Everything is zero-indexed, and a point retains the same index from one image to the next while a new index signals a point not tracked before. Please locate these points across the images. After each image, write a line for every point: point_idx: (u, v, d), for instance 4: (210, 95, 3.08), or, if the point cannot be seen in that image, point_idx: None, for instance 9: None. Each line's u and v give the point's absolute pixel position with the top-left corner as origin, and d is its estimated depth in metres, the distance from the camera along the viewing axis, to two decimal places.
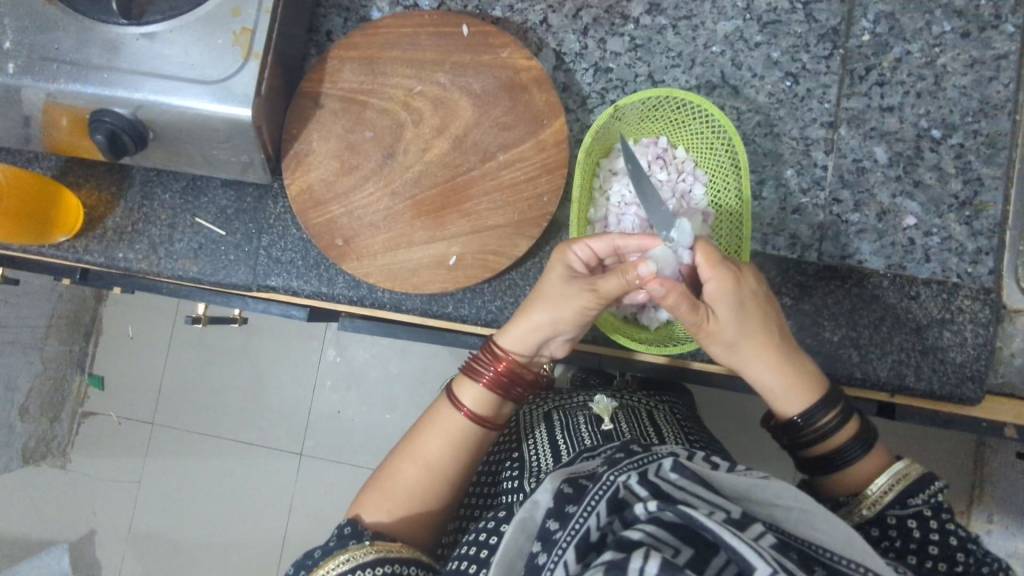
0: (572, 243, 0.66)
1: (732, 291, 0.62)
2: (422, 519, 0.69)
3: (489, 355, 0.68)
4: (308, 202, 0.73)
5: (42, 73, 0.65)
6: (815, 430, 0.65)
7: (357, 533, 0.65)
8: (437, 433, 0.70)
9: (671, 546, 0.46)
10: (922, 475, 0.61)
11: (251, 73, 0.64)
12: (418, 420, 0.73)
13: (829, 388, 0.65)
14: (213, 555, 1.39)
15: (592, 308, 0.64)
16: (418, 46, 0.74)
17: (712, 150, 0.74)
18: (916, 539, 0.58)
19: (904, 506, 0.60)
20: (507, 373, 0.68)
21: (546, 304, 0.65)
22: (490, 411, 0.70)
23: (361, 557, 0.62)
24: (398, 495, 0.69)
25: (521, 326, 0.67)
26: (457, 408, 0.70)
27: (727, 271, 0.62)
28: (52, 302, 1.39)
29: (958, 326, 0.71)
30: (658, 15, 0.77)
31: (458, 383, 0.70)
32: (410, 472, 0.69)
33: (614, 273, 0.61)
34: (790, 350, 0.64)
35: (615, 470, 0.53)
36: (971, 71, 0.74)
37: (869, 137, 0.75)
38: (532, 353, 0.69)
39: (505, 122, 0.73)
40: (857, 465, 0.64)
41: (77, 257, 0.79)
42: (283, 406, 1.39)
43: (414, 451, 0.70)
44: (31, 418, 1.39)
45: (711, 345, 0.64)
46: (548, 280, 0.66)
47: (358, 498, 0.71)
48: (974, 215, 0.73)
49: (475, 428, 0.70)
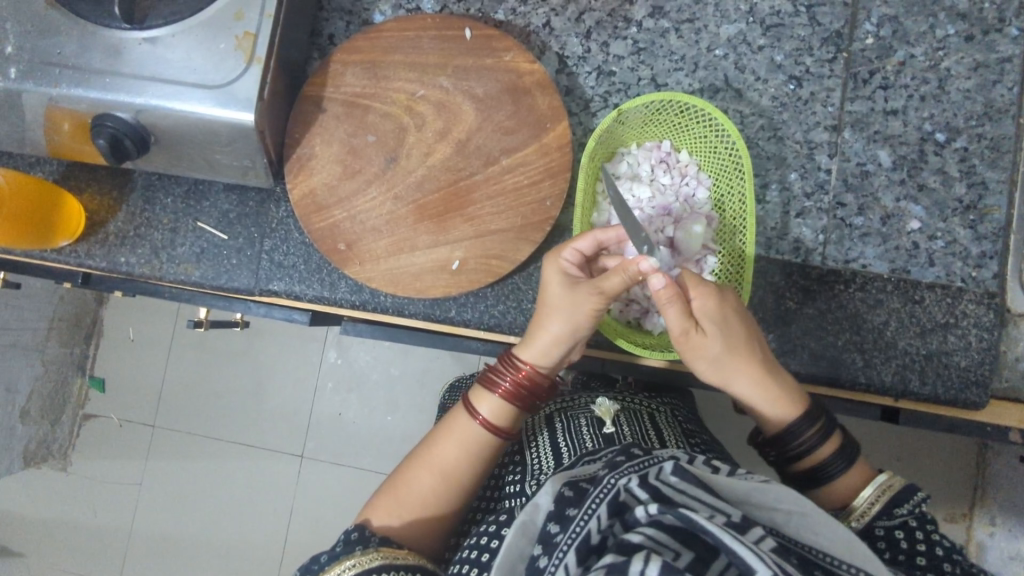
0: (559, 249, 0.67)
1: (715, 310, 0.62)
2: (433, 526, 0.69)
3: (510, 366, 0.68)
4: (311, 207, 0.73)
5: (44, 78, 0.65)
6: (801, 445, 0.65)
7: (364, 539, 0.64)
8: (454, 441, 0.70)
9: (672, 549, 0.46)
10: (906, 484, 0.61)
11: (254, 78, 0.64)
12: (435, 427, 0.72)
13: (810, 403, 0.65)
14: (215, 557, 1.38)
15: (601, 310, 0.64)
16: (420, 49, 0.74)
17: (715, 154, 0.74)
18: (904, 550, 0.58)
19: (890, 516, 0.60)
20: (525, 383, 0.68)
21: (556, 313, 0.66)
22: (508, 420, 0.70)
23: (368, 563, 0.62)
24: (411, 502, 0.68)
25: (543, 337, 0.67)
26: (472, 418, 0.70)
27: (709, 290, 0.62)
28: (53, 304, 1.39)
29: (962, 330, 0.71)
30: (660, 18, 0.77)
31: (476, 394, 0.70)
32: (424, 479, 0.69)
33: (615, 272, 0.62)
34: (773, 368, 0.65)
35: (616, 474, 0.53)
36: (974, 74, 0.74)
37: (872, 140, 0.75)
38: (554, 363, 0.69)
39: (507, 125, 0.72)
40: (840, 478, 0.64)
41: (78, 262, 0.78)
42: (285, 409, 1.39)
43: (429, 459, 0.70)
44: (30, 420, 1.39)
45: (695, 360, 0.64)
46: (551, 290, 0.66)
47: (370, 502, 0.70)
48: (978, 219, 0.73)
49: (491, 437, 0.70)
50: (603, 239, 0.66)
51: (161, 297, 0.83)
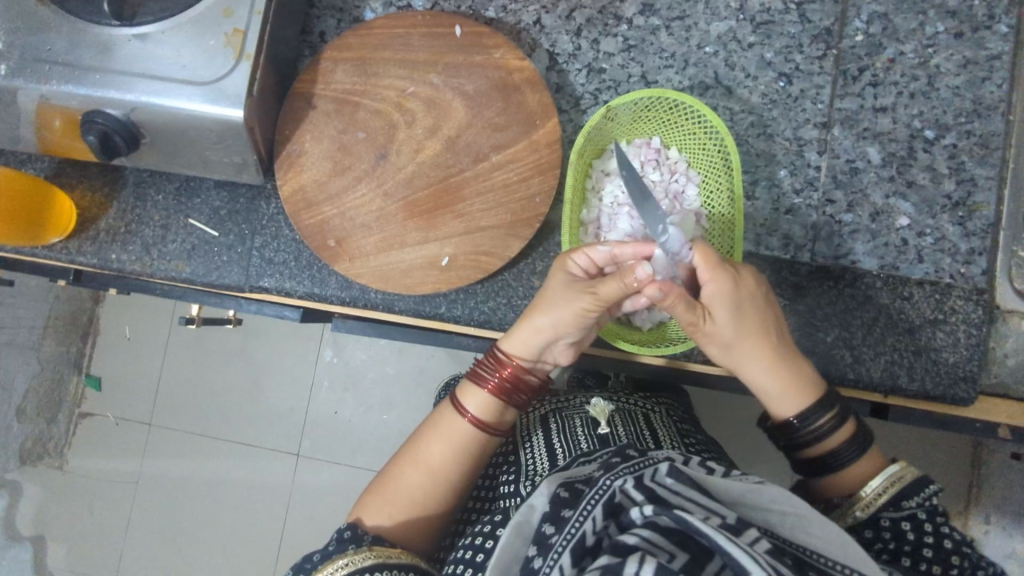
0: (571, 252, 0.67)
1: (730, 293, 0.63)
2: (422, 525, 0.69)
3: (493, 360, 0.69)
4: (301, 203, 0.73)
5: (33, 74, 0.65)
6: (810, 432, 0.65)
7: (357, 538, 0.65)
8: (440, 438, 0.70)
9: (666, 551, 0.46)
10: (917, 477, 0.61)
11: (242, 74, 0.65)
12: (423, 424, 0.72)
13: (826, 390, 0.66)
14: (210, 554, 1.39)
15: (591, 311, 0.65)
16: (411, 46, 0.74)
17: (704, 151, 0.74)
18: (910, 542, 0.59)
19: (897, 509, 0.60)
20: (510, 379, 0.68)
21: (546, 309, 0.66)
22: (494, 416, 0.70)
23: (360, 562, 0.62)
24: (400, 499, 0.68)
25: (523, 330, 0.67)
26: (460, 414, 0.70)
27: (727, 275, 0.62)
28: (48, 303, 1.39)
29: (951, 326, 0.71)
30: (651, 16, 0.77)
31: (463, 389, 0.71)
32: (412, 476, 0.69)
33: (613, 277, 0.62)
34: (788, 355, 0.65)
35: (611, 474, 0.53)
36: (964, 71, 0.74)
37: (861, 137, 0.75)
38: (535, 358, 0.69)
39: (497, 122, 0.73)
40: (854, 465, 0.64)
41: (70, 258, 0.78)
42: (280, 408, 1.39)
43: (417, 455, 0.70)
44: (28, 419, 1.39)
45: (707, 344, 0.66)
46: (550, 287, 0.67)
47: (361, 501, 0.70)
48: (967, 216, 0.73)
49: (479, 433, 0.70)
50: (621, 254, 0.65)
51: (154, 294, 0.84)
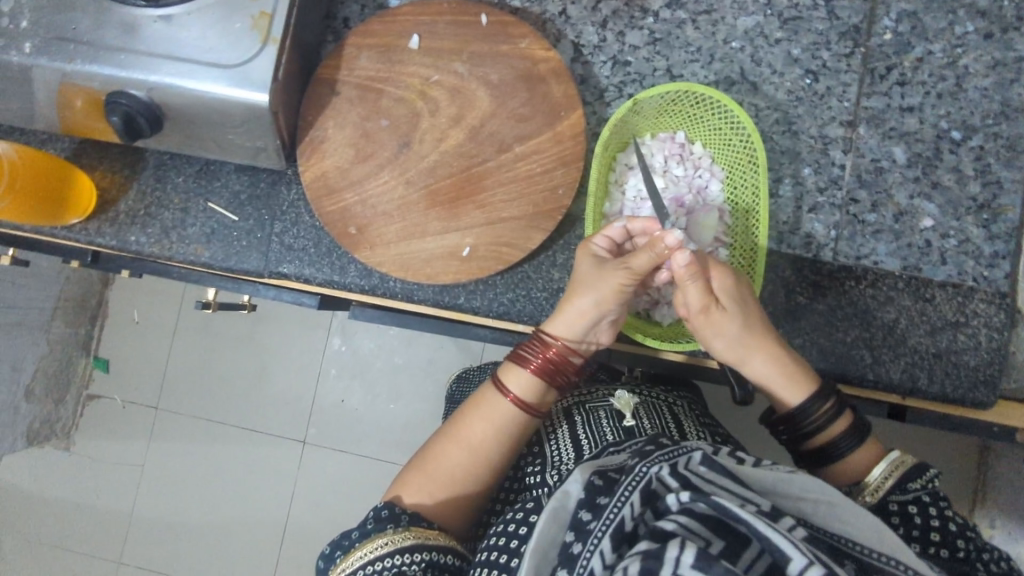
0: (591, 237, 0.69)
1: (734, 283, 0.64)
2: (460, 506, 0.68)
3: (539, 342, 0.68)
4: (323, 190, 0.72)
5: (58, 53, 0.64)
6: (814, 421, 0.65)
7: (396, 516, 0.64)
8: (482, 416, 0.69)
9: (704, 538, 0.45)
10: (917, 462, 0.61)
11: (269, 58, 0.64)
12: (463, 403, 0.71)
13: (819, 379, 0.66)
14: (218, 537, 1.39)
15: (629, 287, 0.65)
16: (436, 34, 0.73)
17: (729, 146, 0.74)
18: (918, 526, 0.58)
19: (904, 491, 0.60)
20: (555, 360, 0.67)
21: (587, 289, 0.66)
22: (535, 397, 0.68)
23: (400, 542, 0.61)
24: (440, 477, 0.68)
25: (568, 312, 0.66)
26: (503, 394, 0.68)
27: (728, 269, 0.65)
28: (59, 284, 1.40)
29: (972, 329, 0.71)
30: (677, 9, 0.76)
31: (506, 371, 0.69)
32: (453, 453, 0.68)
33: (643, 249, 0.63)
34: (783, 343, 0.66)
35: (647, 462, 0.52)
36: (993, 72, 0.74)
37: (887, 137, 0.74)
38: (579, 340, 0.67)
39: (522, 113, 0.72)
40: (852, 455, 0.64)
41: (88, 240, 0.78)
42: (289, 394, 1.39)
43: (458, 433, 0.69)
44: (35, 399, 1.38)
45: (712, 338, 0.65)
46: (582, 270, 0.67)
47: (399, 478, 0.69)
48: (991, 219, 0.73)
49: (521, 415, 0.68)
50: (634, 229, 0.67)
51: (171, 278, 0.83)
